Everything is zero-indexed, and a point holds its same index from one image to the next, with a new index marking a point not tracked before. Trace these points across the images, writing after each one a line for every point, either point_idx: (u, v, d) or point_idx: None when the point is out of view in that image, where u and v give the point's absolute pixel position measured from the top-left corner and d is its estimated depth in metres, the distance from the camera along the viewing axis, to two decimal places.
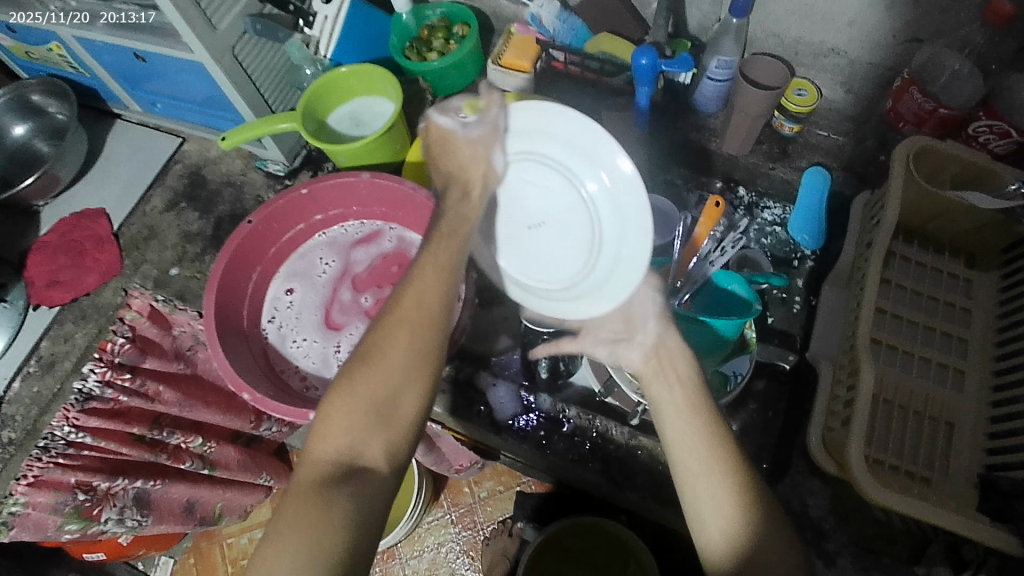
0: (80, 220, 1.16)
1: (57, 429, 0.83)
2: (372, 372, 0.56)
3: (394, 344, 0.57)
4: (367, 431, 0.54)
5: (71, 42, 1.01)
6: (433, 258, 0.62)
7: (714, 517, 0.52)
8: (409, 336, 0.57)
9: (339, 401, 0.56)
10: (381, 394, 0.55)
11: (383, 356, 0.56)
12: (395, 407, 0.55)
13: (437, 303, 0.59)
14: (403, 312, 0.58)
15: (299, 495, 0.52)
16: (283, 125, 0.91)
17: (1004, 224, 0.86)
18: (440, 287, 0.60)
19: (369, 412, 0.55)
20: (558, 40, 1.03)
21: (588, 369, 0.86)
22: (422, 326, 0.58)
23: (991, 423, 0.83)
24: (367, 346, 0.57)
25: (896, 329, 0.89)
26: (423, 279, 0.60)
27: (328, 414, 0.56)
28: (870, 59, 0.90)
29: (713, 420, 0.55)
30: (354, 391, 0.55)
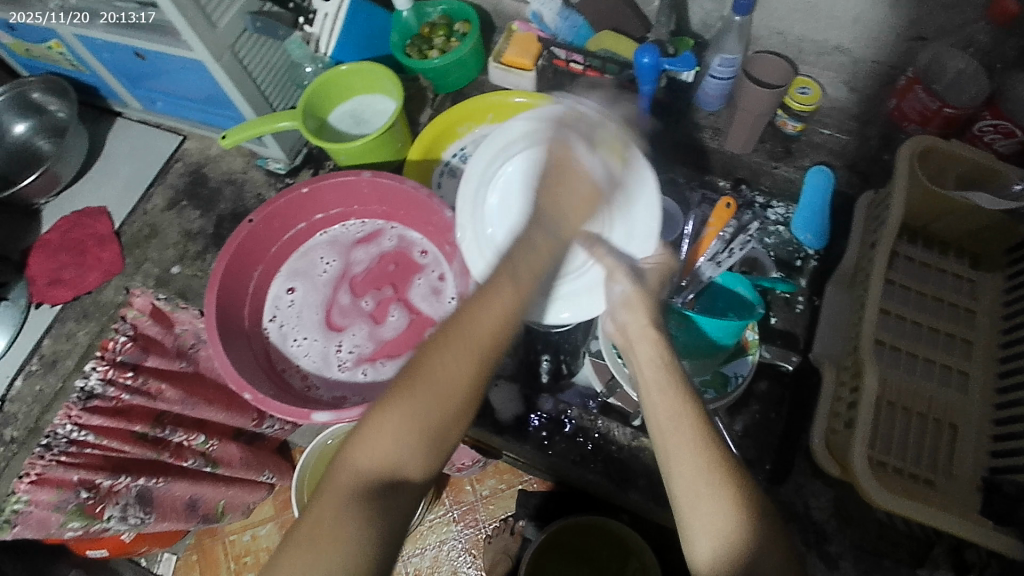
0: (82, 218, 1.16)
1: (60, 426, 0.86)
2: (426, 392, 0.53)
3: (457, 362, 0.54)
4: (413, 448, 0.53)
5: (71, 40, 1.01)
6: (500, 282, 0.59)
7: (695, 497, 0.52)
8: (470, 360, 0.55)
9: (387, 415, 0.53)
10: (435, 415, 0.53)
11: (443, 373, 0.54)
12: (445, 430, 0.54)
13: (502, 328, 0.57)
14: (471, 335, 0.55)
15: (333, 505, 0.50)
16: (283, 124, 0.90)
17: (1009, 225, 0.85)
18: (508, 312, 0.57)
19: (420, 432, 0.53)
20: (560, 38, 1.03)
21: (590, 368, 0.87)
22: (486, 348, 0.56)
23: (995, 425, 0.83)
24: (420, 361, 0.55)
25: (900, 330, 0.89)
26: (492, 302, 0.57)
27: (374, 421, 0.53)
28: (874, 57, 0.90)
29: (688, 400, 0.56)
30: (410, 406, 0.53)
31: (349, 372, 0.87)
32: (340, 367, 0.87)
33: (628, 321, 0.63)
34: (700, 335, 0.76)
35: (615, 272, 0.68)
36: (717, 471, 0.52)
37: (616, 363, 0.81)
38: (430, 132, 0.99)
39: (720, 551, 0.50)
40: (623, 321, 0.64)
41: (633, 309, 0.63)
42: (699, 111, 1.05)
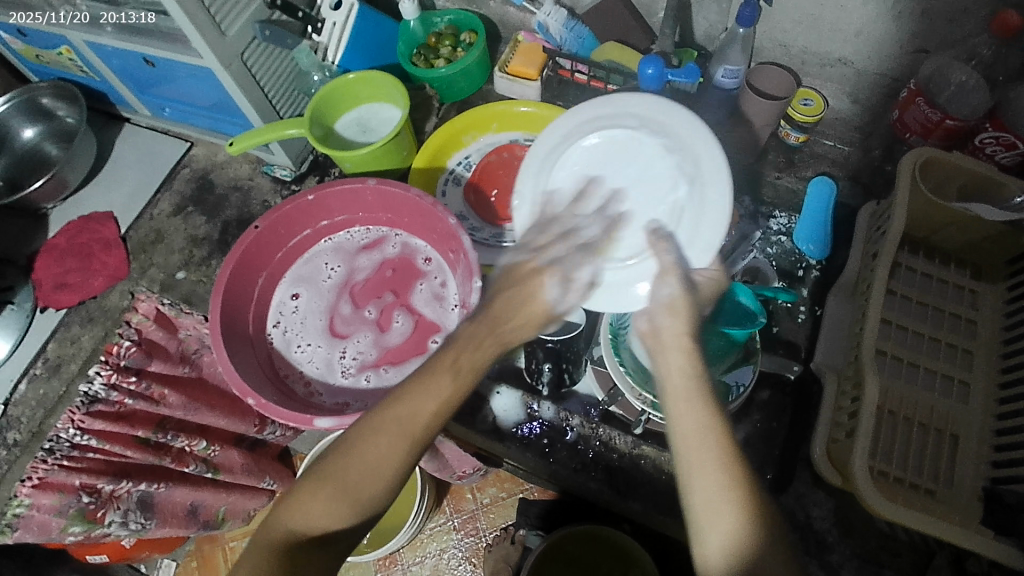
0: (88, 223, 1.17)
1: (62, 431, 0.84)
2: (356, 467, 0.55)
3: (390, 446, 0.56)
4: (344, 520, 0.55)
5: (81, 46, 1.02)
6: (444, 368, 0.58)
7: (715, 513, 0.52)
8: (405, 445, 0.56)
9: (321, 484, 0.56)
10: (366, 492, 0.55)
11: (375, 453, 0.56)
12: (374, 505, 0.56)
13: (438, 413, 0.57)
14: (408, 420, 0.56)
15: (263, 563, 0.54)
16: (290, 131, 0.91)
17: (1010, 235, 0.86)
18: (447, 399, 0.58)
19: (352, 504, 0.55)
20: (565, 49, 1.03)
21: (591, 378, 0.90)
22: (421, 436, 0.57)
23: (996, 435, 0.83)
24: (356, 437, 0.56)
25: (902, 340, 0.89)
26: (432, 389, 0.57)
27: (308, 489, 0.56)
28: (877, 69, 0.90)
29: (716, 418, 0.55)
30: (341, 482, 0.55)
31: (352, 378, 0.88)
32: (343, 373, 0.88)
33: (665, 325, 0.61)
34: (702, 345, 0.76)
35: (669, 270, 0.66)
36: (739, 492, 0.52)
37: (618, 371, 0.83)
38: (435, 140, 1.01)
39: (733, 570, 0.50)
40: (659, 324, 0.61)
41: (675, 314, 0.61)
42: None
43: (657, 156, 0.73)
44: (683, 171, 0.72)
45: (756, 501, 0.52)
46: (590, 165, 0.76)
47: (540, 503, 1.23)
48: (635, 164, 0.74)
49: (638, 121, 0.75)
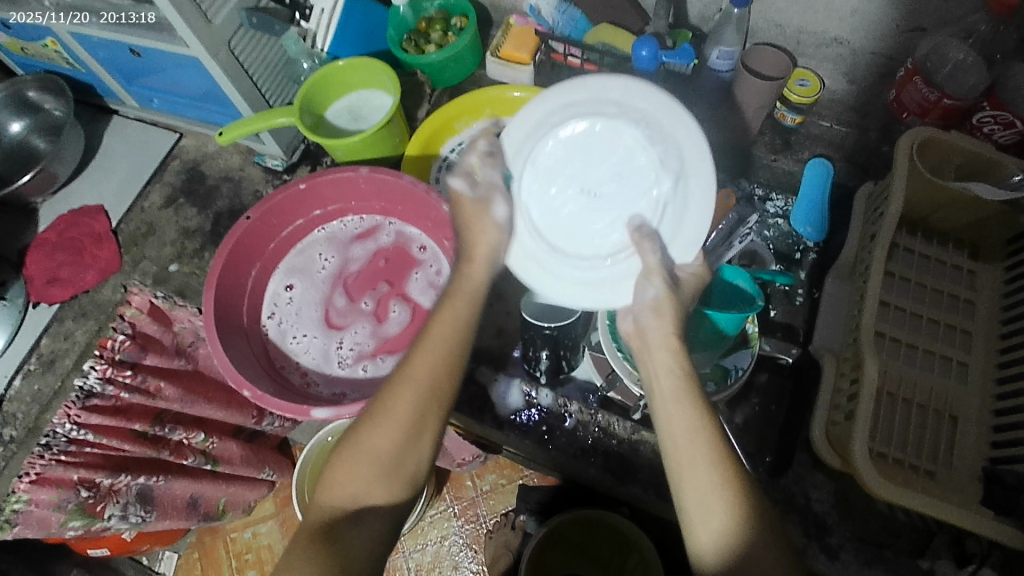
0: (79, 217, 1.16)
1: (58, 426, 0.84)
2: (376, 426, 0.60)
3: (400, 401, 0.61)
4: (376, 481, 0.60)
5: (66, 37, 1.01)
6: (439, 326, 0.64)
7: (708, 510, 0.55)
8: (411, 396, 0.61)
9: (351, 450, 0.60)
10: (389, 447, 0.60)
11: (390, 411, 0.61)
12: (400, 460, 0.60)
13: (443, 362, 0.63)
14: (413, 371, 0.62)
15: (306, 538, 0.58)
16: (280, 120, 0.90)
17: (1008, 215, 0.85)
18: (450, 348, 0.64)
19: (380, 461, 0.60)
20: (558, 31, 1.02)
21: (590, 363, 0.88)
22: (428, 386, 0.62)
23: (995, 415, 0.83)
24: (371, 410, 0.62)
25: (900, 322, 0.89)
26: (432, 343, 0.63)
27: (338, 461, 0.61)
28: (873, 49, 0.89)
29: (704, 417, 0.58)
30: (363, 446, 0.60)
31: (348, 369, 0.87)
32: (340, 364, 0.87)
33: (651, 327, 0.64)
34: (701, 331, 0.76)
35: (652, 272, 0.66)
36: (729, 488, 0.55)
37: (617, 357, 0.81)
38: (429, 126, 1.00)
39: (725, 564, 0.53)
40: (645, 325, 0.65)
41: (660, 316, 0.64)
42: None
43: (638, 148, 0.69)
44: (668, 167, 0.69)
45: (746, 492, 0.55)
46: (568, 156, 0.72)
47: (540, 489, 1.24)
48: (613, 157, 0.70)
49: (617, 107, 0.69)
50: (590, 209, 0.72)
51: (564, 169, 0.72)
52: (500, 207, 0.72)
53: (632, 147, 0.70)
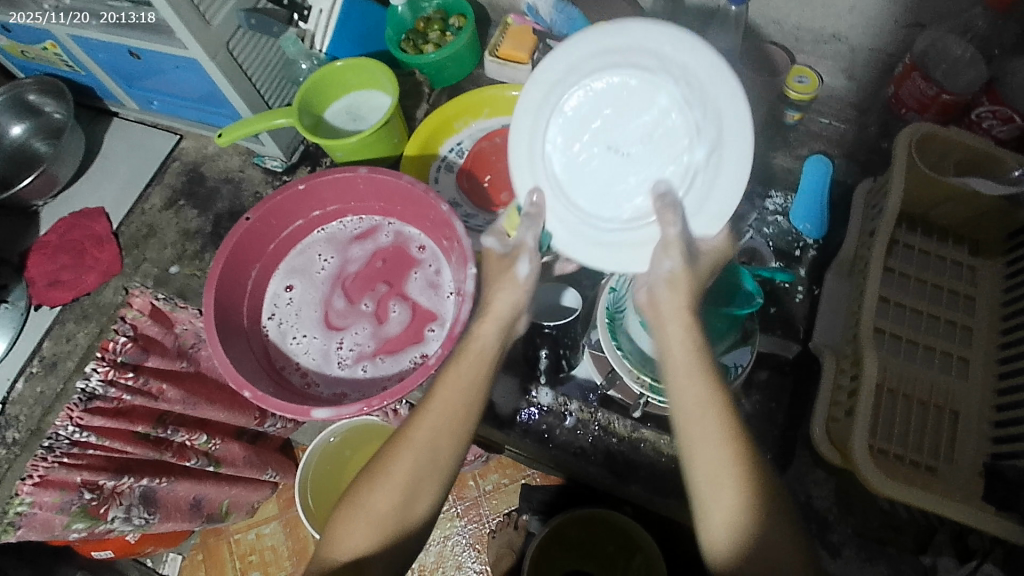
0: (80, 219, 1.16)
1: (60, 428, 0.83)
2: (374, 489, 0.61)
3: (402, 463, 0.62)
4: (375, 542, 0.60)
5: (66, 41, 1.01)
6: (444, 385, 0.64)
7: (720, 488, 0.55)
8: (413, 459, 0.62)
9: (352, 513, 0.62)
10: (387, 510, 0.61)
11: (391, 473, 0.61)
12: (399, 523, 0.61)
13: (446, 427, 0.63)
14: (413, 436, 0.62)
15: None
16: (279, 121, 0.90)
17: (1008, 210, 0.85)
18: (455, 414, 0.63)
19: (378, 523, 0.60)
20: (556, 30, 1.01)
21: (589, 363, 0.88)
22: (430, 450, 0.62)
23: (996, 411, 0.82)
24: (377, 469, 0.62)
25: (900, 318, 0.89)
26: (433, 408, 0.63)
27: (343, 519, 0.62)
28: (872, 45, 0.89)
29: (717, 394, 0.58)
30: (365, 507, 0.61)
31: (348, 369, 0.87)
32: (340, 364, 0.87)
33: (664, 299, 0.64)
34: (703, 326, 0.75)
35: (670, 244, 0.65)
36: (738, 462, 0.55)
37: (616, 355, 0.82)
38: (427, 127, 1.00)
39: (736, 542, 0.53)
40: (658, 296, 0.65)
41: (675, 289, 0.64)
42: None
43: (673, 106, 0.65)
44: (702, 133, 0.64)
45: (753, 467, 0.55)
46: (597, 107, 0.68)
47: (542, 489, 1.24)
48: (646, 113, 0.66)
49: (655, 58, 0.64)
50: (617, 166, 0.69)
51: (594, 119, 0.68)
52: (524, 264, 0.71)
53: (663, 108, 0.65)
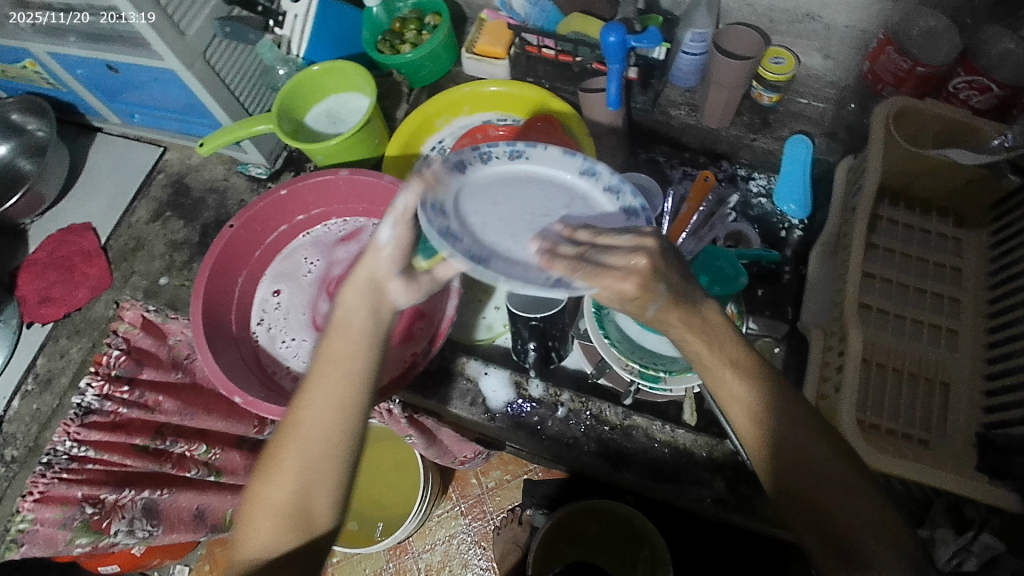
0: (68, 236, 1.17)
1: (60, 443, 0.87)
2: (271, 482, 0.58)
3: (290, 449, 0.59)
4: (281, 533, 0.57)
5: (45, 58, 1.02)
6: (322, 364, 0.62)
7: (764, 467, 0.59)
8: (300, 443, 0.59)
9: (253, 510, 0.58)
10: (285, 500, 0.58)
11: (281, 460, 0.59)
12: (302, 508, 0.58)
13: (332, 403, 0.60)
14: (299, 418, 0.60)
15: None
16: (260, 128, 0.90)
17: (991, 179, 0.85)
18: (338, 390, 0.61)
19: (280, 515, 0.57)
20: (531, 24, 1.01)
21: (580, 354, 0.90)
22: (316, 431, 0.59)
23: (986, 380, 0.82)
24: (268, 460, 0.60)
25: (887, 293, 0.89)
26: (315, 387, 0.61)
27: (246, 516, 0.59)
28: (846, 22, 0.89)
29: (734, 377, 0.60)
30: (262, 501, 0.58)
31: None
32: None
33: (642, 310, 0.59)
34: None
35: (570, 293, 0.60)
36: (769, 444, 0.58)
37: (603, 344, 0.82)
38: (410, 126, 1.01)
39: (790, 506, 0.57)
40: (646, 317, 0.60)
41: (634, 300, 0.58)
42: (676, 87, 1.03)
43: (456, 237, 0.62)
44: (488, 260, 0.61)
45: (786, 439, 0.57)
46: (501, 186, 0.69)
47: (545, 482, 1.25)
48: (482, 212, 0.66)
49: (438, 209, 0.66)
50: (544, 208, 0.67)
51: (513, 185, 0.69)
52: (388, 229, 0.63)
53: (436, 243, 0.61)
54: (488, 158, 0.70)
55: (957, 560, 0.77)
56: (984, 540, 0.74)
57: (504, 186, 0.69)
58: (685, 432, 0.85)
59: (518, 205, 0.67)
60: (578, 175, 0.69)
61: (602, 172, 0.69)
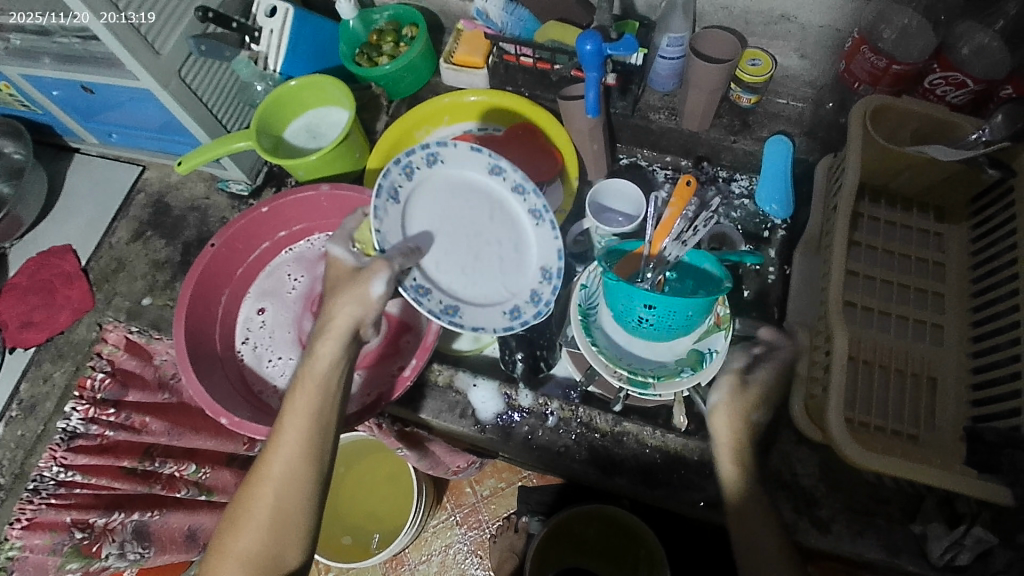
0: (48, 259, 1.16)
1: (46, 469, 0.87)
2: (243, 529, 0.64)
3: (262, 501, 0.64)
4: None
5: (18, 80, 1.01)
6: (292, 417, 0.65)
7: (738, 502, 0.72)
8: (271, 498, 0.64)
9: (223, 554, 0.65)
10: (256, 547, 0.64)
11: (254, 512, 0.64)
12: (273, 558, 0.64)
13: (302, 457, 0.65)
14: (270, 470, 0.65)
15: None
16: (239, 145, 0.89)
17: (971, 173, 0.85)
18: (309, 444, 0.65)
19: (249, 563, 0.64)
20: (507, 33, 1.01)
21: (567, 360, 0.88)
22: (288, 484, 0.64)
23: (973, 373, 0.83)
24: (241, 508, 0.65)
25: (870, 290, 0.89)
26: (287, 440, 0.65)
27: (218, 560, 0.65)
28: (822, 22, 0.89)
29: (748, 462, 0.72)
30: (235, 551, 0.64)
31: None
32: None
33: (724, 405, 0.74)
34: (671, 315, 0.68)
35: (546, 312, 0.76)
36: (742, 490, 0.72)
37: (592, 352, 0.80)
38: (390, 138, 1.00)
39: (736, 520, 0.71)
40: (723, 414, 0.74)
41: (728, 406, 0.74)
42: (654, 91, 1.03)
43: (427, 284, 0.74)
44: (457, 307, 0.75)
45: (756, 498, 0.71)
46: (436, 204, 0.78)
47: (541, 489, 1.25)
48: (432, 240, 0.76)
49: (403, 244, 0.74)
50: (474, 223, 0.79)
51: (442, 200, 0.78)
52: (379, 284, 0.66)
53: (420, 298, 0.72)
54: (412, 169, 0.77)
55: (951, 554, 0.76)
56: (976, 533, 0.73)
57: (431, 194, 0.78)
58: (675, 437, 0.85)
59: (450, 220, 0.78)
60: (487, 175, 0.80)
61: (506, 167, 0.80)
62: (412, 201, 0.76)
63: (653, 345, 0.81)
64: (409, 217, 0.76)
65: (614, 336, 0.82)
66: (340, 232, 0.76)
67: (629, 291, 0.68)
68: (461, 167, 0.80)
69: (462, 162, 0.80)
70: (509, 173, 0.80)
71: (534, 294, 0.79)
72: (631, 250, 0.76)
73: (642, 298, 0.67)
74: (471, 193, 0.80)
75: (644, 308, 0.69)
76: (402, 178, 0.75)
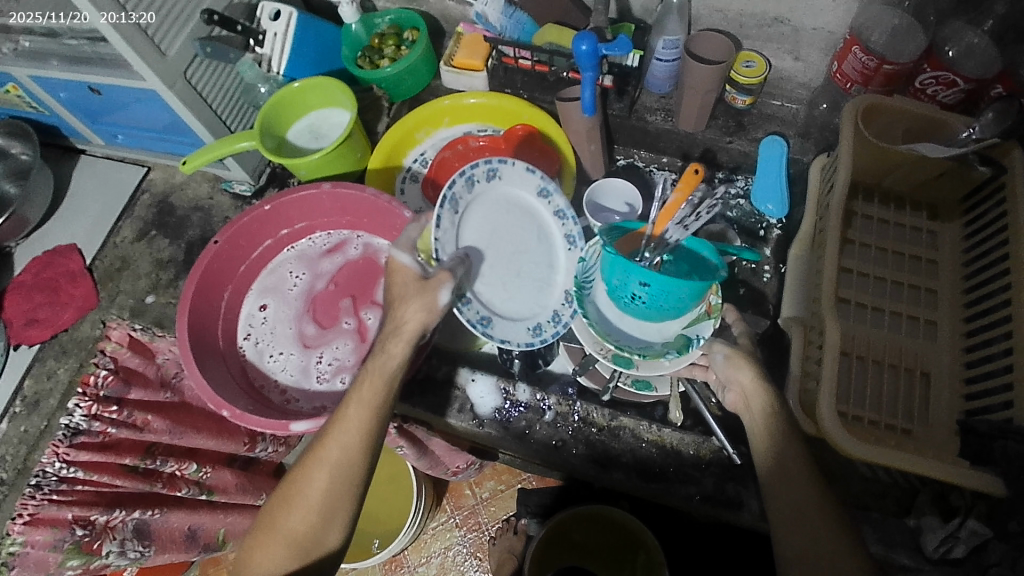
0: (53, 258, 1.18)
1: (48, 465, 0.84)
2: (291, 511, 0.63)
3: (313, 484, 0.62)
4: (292, 560, 0.62)
5: (27, 81, 1.02)
6: (354, 404, 0.64)
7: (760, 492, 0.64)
8: (323, 481, 0.62)
9: (269, 533, 0.63)
10: (301, 530, 0.62)
11: (303, 494, 0.62)
12: (315, 541, 0.63)
13: (358, 446, 0.63)
14: (326, 455, 0.63)
15: None
16: (242, 145, 0.90)
17: (960, 169, 0.86)
18: (367, 433, 0.64)
19: (292, 543, 0.62)
20: (506, 35, 1.02)
21: (564, 356, 0.93)
22: (340, 470, 0.62)
23: (966, 368, 0.83)
24: (291, 488, 0.63)
25: (864, 286, 0.90)
26: (346, 428, 0.63)
27: (261, 536, 0.64)
28: (815, 25, 0.91)
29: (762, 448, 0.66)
30: (280, 528, 0.63)
31: (327, 383, 0.88)
32: (319, 379, 0.89)
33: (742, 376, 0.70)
34: (664, 295, 0.69)
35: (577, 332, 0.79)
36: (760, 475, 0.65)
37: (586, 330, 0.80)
38: (390, 139, 1.02)
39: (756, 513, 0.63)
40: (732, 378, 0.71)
41: (737, 368, 0.70)
42: (650, 93, 1.05)
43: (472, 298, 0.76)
44: (493, 322, 0.77)
45: (774, 485, 0.63)
46: (489, 219, 0.79)
47: (540, 491, 1.25)
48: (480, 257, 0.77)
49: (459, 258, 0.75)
50: (518, 242, 0.81)
51: (494, 215, 0.79)
52: (447, 292, 0.67)
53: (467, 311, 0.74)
54: (473, 182, 0.77)
55: (946, 547, 0.76)
56: (971, 525, 0.72)
57: (485, 208, 0.79)
58: (671, 431, 0.86)
59: (498, 236, 0.79)
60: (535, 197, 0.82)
61: (555, 191, 0.83)
62: (469, 212, 0.77)
63: (644, 324, 0.80)
64: (463, 227, 0.76)
65: (606, 312, 0.80)
66: (402, 240, 0.73)
67: (625, 266, 0.68)
68: (514, 185, 0.81)
69: (517, 182, 0.81)
70: (555, 197, 0.83)
71: (556, 314, 0.82)
72: (633, 229, 0.75)
73: (637, 274, 0.67)
74: (517, 211, 0.81)
75: (639, 285, 0.69)
76: (464, 190, 0.76)
